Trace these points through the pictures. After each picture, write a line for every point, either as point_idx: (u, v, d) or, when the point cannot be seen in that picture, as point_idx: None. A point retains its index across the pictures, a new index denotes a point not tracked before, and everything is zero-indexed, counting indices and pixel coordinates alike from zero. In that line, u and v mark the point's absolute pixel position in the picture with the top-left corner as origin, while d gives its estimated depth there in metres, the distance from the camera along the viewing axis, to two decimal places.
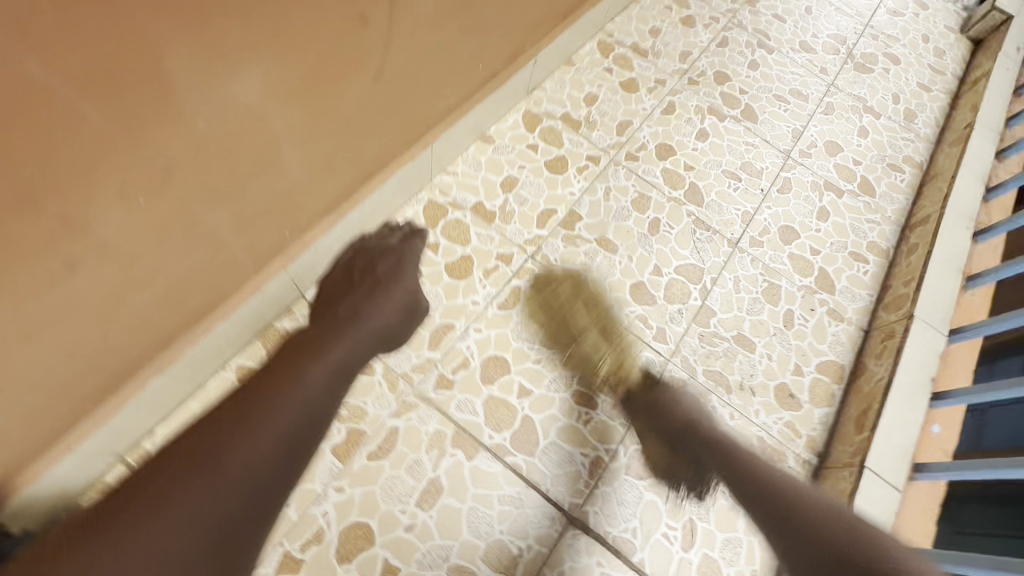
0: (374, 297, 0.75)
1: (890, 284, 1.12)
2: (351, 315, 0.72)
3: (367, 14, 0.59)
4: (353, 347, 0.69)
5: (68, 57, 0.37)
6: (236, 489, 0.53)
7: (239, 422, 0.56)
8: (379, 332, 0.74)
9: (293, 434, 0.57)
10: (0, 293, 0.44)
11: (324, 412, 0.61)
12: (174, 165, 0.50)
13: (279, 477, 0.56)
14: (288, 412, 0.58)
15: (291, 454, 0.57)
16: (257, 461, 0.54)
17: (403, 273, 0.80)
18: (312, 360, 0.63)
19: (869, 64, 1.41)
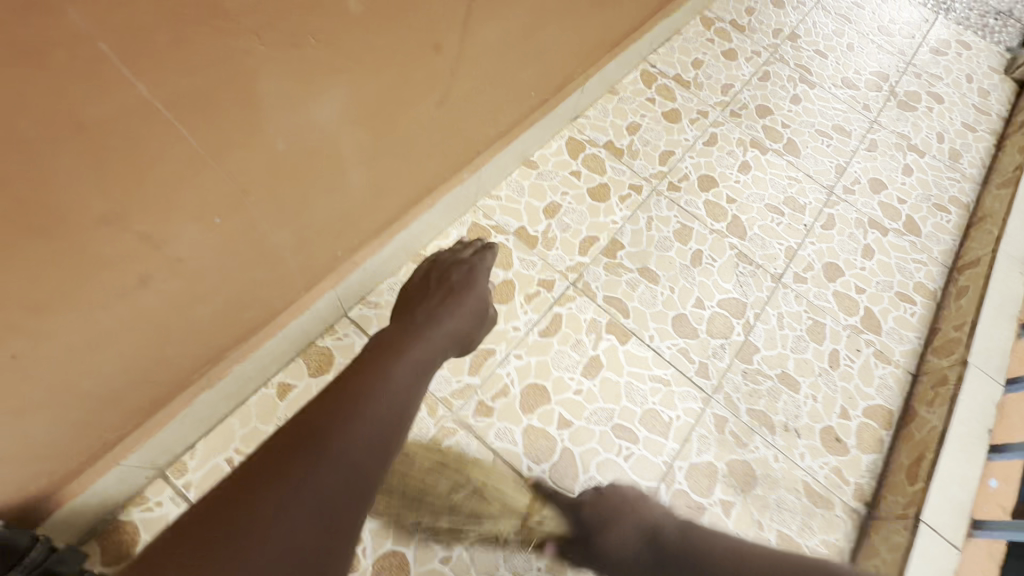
0: (449, 302, 0.74)
1: (938, 327, 1.08)
2: (430, 318, 0.71)
3: (440, 42, 0.59)
4: (433, 345, 0.67)
5: (177, 82, 0.37)
6: (338, 475, 0.47)
7: (338, 411, 0.51)
8: (454, 336, 0.73)
9: (388, 424, 0.53)
10: (77, 306, 0.44)
11: (411, 411, 0.58)
12: (250, 183, 0.50)
13: (377, 468, 0.50)
14: (384, 403, 0.54)
15: (387, 447, 0.52)
16: (358, 448, 0.50)
17: (475, 280, 0.78)
18: (400, 358, 0.61)
19: (912, 102, 1.40)
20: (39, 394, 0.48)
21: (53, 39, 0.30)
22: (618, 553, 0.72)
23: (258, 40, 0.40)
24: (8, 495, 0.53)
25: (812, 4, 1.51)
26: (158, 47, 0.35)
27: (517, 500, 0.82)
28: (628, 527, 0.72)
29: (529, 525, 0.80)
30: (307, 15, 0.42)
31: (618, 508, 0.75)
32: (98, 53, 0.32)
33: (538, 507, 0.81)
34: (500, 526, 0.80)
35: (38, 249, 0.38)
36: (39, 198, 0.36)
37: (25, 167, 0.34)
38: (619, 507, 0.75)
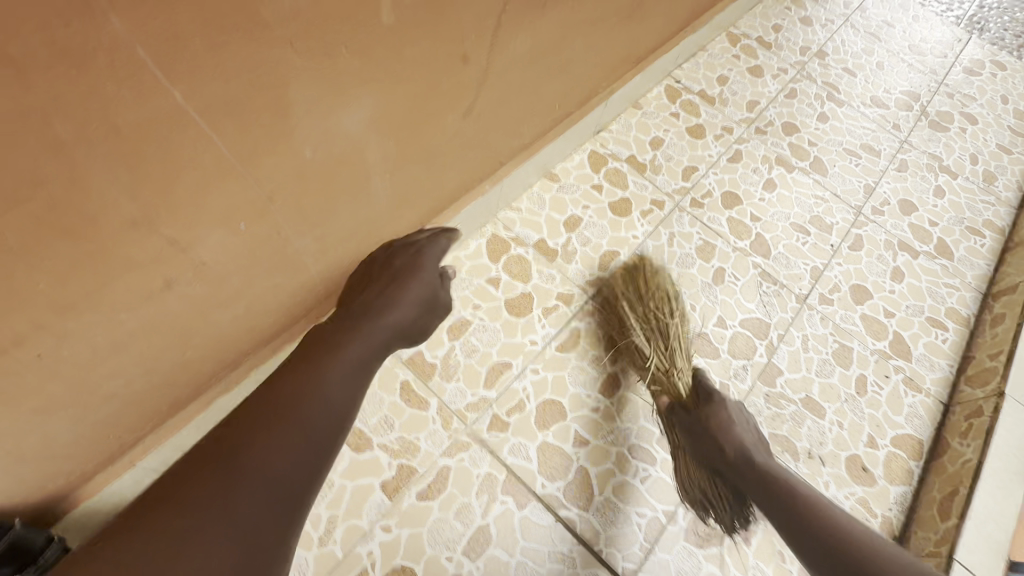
0: (391, 293, 0.68)
1: (971, 354, 1.04)
2: (368, 312, 0.66)
3: (469, 54, 0.59)
4: (373, 341, 0.64)
5: (210, 87, 0.37)
6: (259, 494, 0.49)
7: (255, 428, 0.52)
8: (399, 327, 0.68)
9: (318, 433, 0.54)
10: (99, 307, 0.44)
11: (346, 416, 0.58)
12: (276, 190, 0.50)
13: (303, 480, 0.52)
14: (308, 413, 0.54)
15: (315, 456, 0.53)
16: (278, 461, 0.51)
17: (424, 266, 0.72)
18: (329, 361, 0.59)
19: (944, 122, 1.36)
20: (59, 394, 0.48)
21: (91, 42, 0.30)
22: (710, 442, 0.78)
23: (291, 48, 0.40)
24: (23, 495, 0.53)
25: (840, 22, 1.49)
26: (194, 53, 0.35)
27: (678, 360, 0.87)
28: (731, 435, 0.77)
29: (672, 375, 0.86)
30: (341, 25, 0.42)
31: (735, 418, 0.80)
32: (135, 57, 0.32)
33: (688, 370, 0.87)
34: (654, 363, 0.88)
35: (65, 250, 0.38)
36: (70, 199, 0.36)
37: (57, 168, 0.34)
38: (733, 420, 0.80)
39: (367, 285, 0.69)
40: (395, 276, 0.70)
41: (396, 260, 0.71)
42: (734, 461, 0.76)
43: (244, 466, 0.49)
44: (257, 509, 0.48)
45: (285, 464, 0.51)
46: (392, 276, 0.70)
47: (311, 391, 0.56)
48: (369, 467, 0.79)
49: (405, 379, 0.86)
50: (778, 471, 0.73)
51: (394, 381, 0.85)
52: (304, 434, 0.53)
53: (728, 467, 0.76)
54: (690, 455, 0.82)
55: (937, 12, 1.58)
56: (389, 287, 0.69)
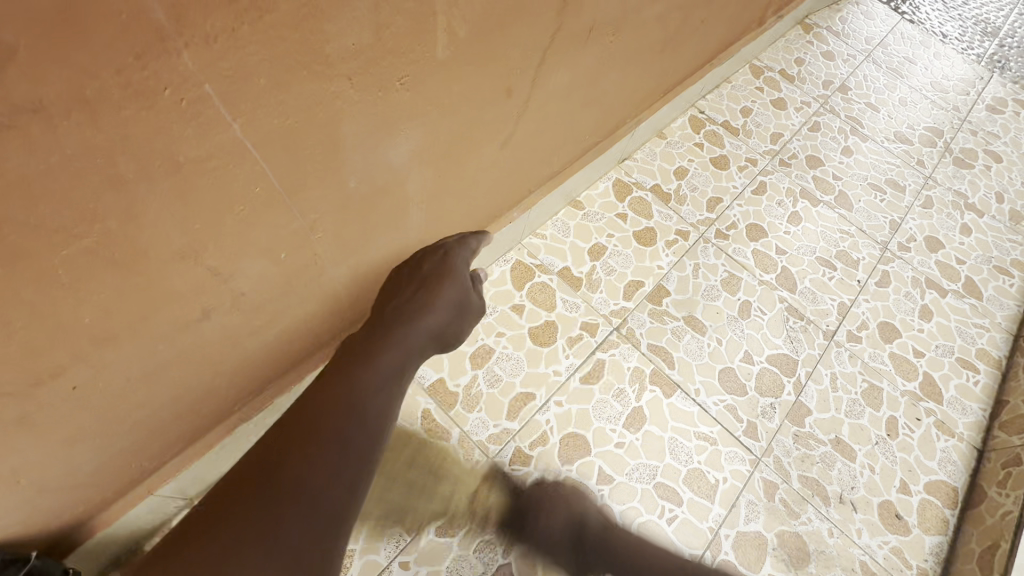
0: (422, 299, 0.65)
1: (1006, 400, 1.00)
2: (399, 320, 0.64)
3: (512, 87, 0.59)
4: (406, 350, 0.63)
5: (267, 121, 0.37)
6: (299, 513, 0.50)
7: (295, 445, 0.52)
8: (431, 336, 0.66)
9: (357, 448, 0.55)
10: (138, 336, 0.43)
11: (383, 427, 0.58)
12: (317, 221, 0.49)
13: (343, 496, 0.53)
14: (347, 426, 0.55)
15: (354, 470, 0.54)
16: (319, 477, 0.52)
17: (453, 270, 0.67)
18: (364, 374, 0.58)
19: (968, 159, 1.35)
20: (88, 425, 0.46)
21: (162, 81, 0.30)
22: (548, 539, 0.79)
23: (349, 83, 0.40)
24: (46, 522, 0.52)
25: (862, 57, 1.50)
26: (257, 89, 0.34)
27: (470, 474, 0.81)
28: (559, 509, 0.80)
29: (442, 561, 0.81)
30: (398, 60, 0.42)
31: (555, 495, 0.81)
32: (202, 94, 0.32)
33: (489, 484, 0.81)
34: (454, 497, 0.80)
35: (113, 282, 0.37)
36: (124, 233, 0.35)
37: (115, 204, 0.33)
38: (555, 494, 0.81)
39: (396, 290, 0.66)
40: (425, 281, 0.66)
41: (427, 263, 0.67)
42: (569, 534, 0.79)
43: (283, 487, 0.50)
44: (299, 529, 0.50)
45: (323, 480, 0.52)
46: (423, 283, 0.66)
47: (347, 404, 0.56)
48: (388, 499, 0.77)
49: (427, 408, 0.84)
50: (607, 514, 0.81)
51: (417, 411, 0.84)
52: (343, 451, 0.54)
53: (570, 532, 0.79)
54: (534, 556, 0.78)
55: (958, 49, 1.58)
56: (420, 292, 0.65)
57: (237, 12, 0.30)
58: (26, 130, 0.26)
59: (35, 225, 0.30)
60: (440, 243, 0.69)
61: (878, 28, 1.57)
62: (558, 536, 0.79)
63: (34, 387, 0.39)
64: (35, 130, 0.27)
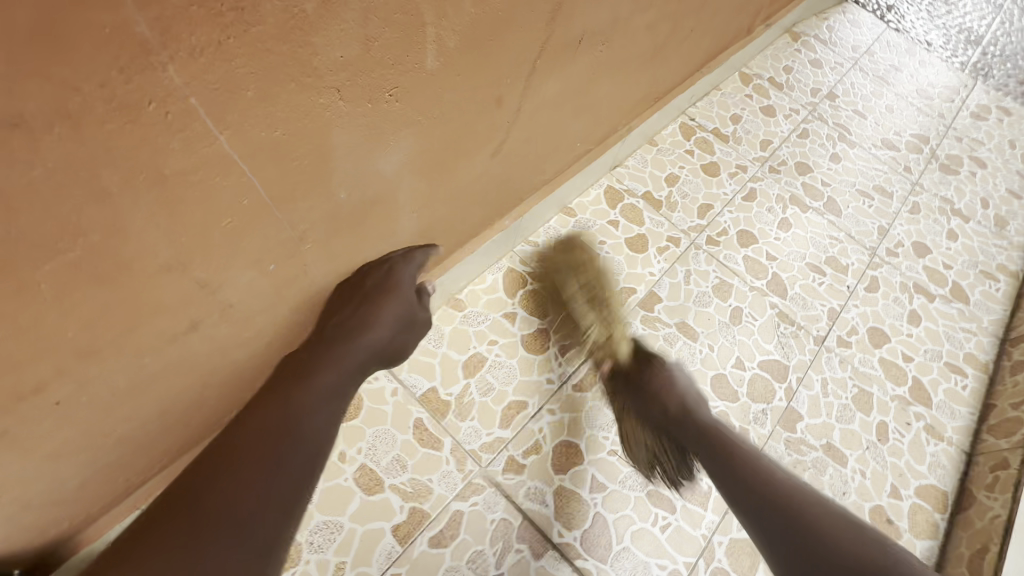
0: (364, 315, 0.61)
1: (993, 403, 1.02)
2: (337, 341, 0.60)
3: (503, 96, 0.59)
4: (348, 367, 0.59)
5: (254, 133, 0.36)
6: (226, 540, 0.47)
7: (221, 469, 0.50)
8: (375, 351, 0.62)
9: (291, 468, 0.52)
10: (123, 349, 0.42)
11: (321, 446, 0.55)
12: (307, 231, 0.49)
13: (276, 521, 0.50)
14: (279, 446, 0.52)
15: (286, 493, 0.51)
16: (246, 501, 0.49)
17: (396, 286, 0.62)
18: (296, 397, 0.55)
19: (954, 166, 1.37)
20: (72, 439, 0.45)
21: (147, 95, 0.29)
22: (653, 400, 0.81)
23: (338, 94, 0.40)
24: (26, 541, 0.50)
25: (849, 65, 1.52)
26: (245, 101, 0.34)
27: (615, 328, 0.90)
28: (675, 390, 0.81)
29: None
30: (387, 72, 0.42)
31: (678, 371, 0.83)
32: (188, 107, 0.31)
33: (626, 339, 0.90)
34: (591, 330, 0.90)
35: (98, 295, 0.37)
36: (109, 246, 0.34)
37: (99, 217, 0.32)
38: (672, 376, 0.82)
39: (336, 307, 0.61)
40: (367, 296, 0.61)
41: (369, 278, 0.62)
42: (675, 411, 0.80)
43: (210, 513, 0.48)
44: (223, 559, 0.46)
45: (250, 503, 0.49)
46: (366, 298, 0.61)
47: (277, 427, 0.53)
48: (379, 510, 0.77)
49: (420, 417, 0.84)
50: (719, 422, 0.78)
51: (408, 419, 0.83)
52: (273, 474, 0.51)
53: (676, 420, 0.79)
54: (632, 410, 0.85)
55: (942, 57, 1.61)
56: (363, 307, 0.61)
57: (224, 25, 0.30)
58: (7, 144, 0.26)
59: (16, 239, 0.30)
60: (385, 257, 0.63)
61: (864, 36, 1.59)
62: (660, 404, 0.80)
63: (16, 402, 0.38)
64: (16, 144, 0.26)
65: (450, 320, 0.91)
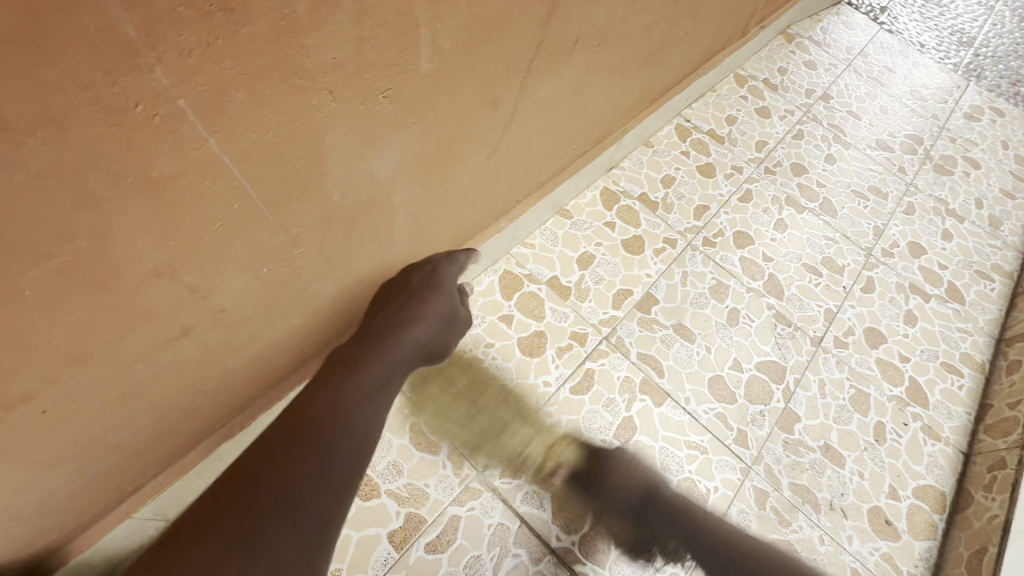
0: (411, 310, 0.66)
1: (990, 403, 1.02)
2: (387, 333, 0.64)
3: (498, 98, 0.59)
4: (396, 358, 0.63)
5: (244, 135, 0.36)
6: (283, 519, 0.49)
7: (279, 450, 0.51)
8: (421, 346, 0.66)
9: (343, 453, 0.54)
10: (115, 355, 0.42)
11: (369, 434, 0.57)
12: (301, 236, 0.48)
13: (329, 503, 0.52)
14: (334, 431, 0.54)
15: (339, 477, 0.53)
16: (301, 482, 0.51)
17: (440, 284, 0.69)
18: (348, 384, 0.58)
19: (948, 166, 1.38)
20: (62, 447, 0.45)
21: (134, 97, 0.29)
22: (617, 497, 0.79)
23: (331, 97, 0.39)
24: (17, 550, 0.50)
25: (843, 66, 1.52)
26: (235, 104, 0.33)
27: (552, 433, 0.86)
28: (629, 477, 0.79)
29: None
30: (380, 74, 0.41)
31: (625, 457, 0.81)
32: (176, 110, 0.31)
33: (568, 444, 0.85)
34: (525, 443, 0.84)
35: (88, 302, 0.36)
36: (96, 251, 0.34)
37: (86, 222, 0.32)
38: (623, 461, 0.81)
39: (384, 303, 0.66)
40: (413, 294, 0.67)
41: (414, 279, 0.68)
42: (638, 501, 0.78)
43: (269, 491, 0.49)
44: (280, 537, 0.48)
45: (307, 485, 0.51)
46: (412, 296, 0.67)
47: (332, 412, 0.55)
48: (375, 517, 0.76)
49: (415, 421, 0.83)
50: (678, 498, 0.79)
51: (404, 424, 0.82)
52: (327, 458, 0.53)
53: (642, 505, 0.78)
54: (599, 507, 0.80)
55: (936, 59, 1.61)
56: (410, 304, 0.66)
57: (212, 26, 0.29)
58: None
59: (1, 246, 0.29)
60: (428, 259, 0.70)
61: (858, 37, 1.60)
62: (624, 497, 0.79)
63: (4, 410, 0.38)
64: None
65: None
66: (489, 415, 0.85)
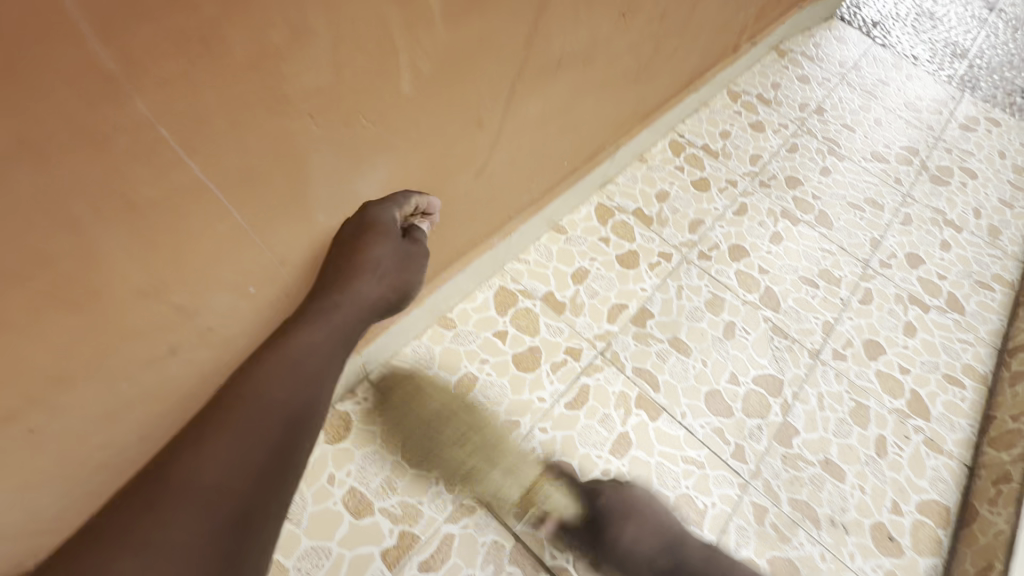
0: (349, 274, 0.53)
1: (993, 415, 1.00)
2: (325, 300, 0.52)
3: (483, 118, 0.60)
4: (337, 322, 0.52)
5: (225, 159, 0.37)
6: (187, 515, 0.41)
7: (186, 443, 0.44)
8: (373, 304, 0.55)
9: (272, 433, 0.46)
10: (99, 374, 0.42)
11: (308, 409, 0.48)
12: (288, 255, 0.50)
13: (252, 492, 0.43)
14: (252, 413, 0.46)
15: (268, 460, 0.45)
16: (209, 473, 0.43)
17: (380, 239, 0.53)
18: (279, 360, 0.48)
19: (944, 177, 1.38)
20: (53, 465, 0.45)
21: (115, 125, 0.30)
22: (635, 557, 0.77)
23: (312, 121, 0.40)
24: None
25: (836, 80, 1.54)
26: (216, 130, 0.35)
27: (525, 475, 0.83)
28: (649, 534, 0.78)
29: None
30: (362, 97, 0.43)
31: (643, 503, 0.80)
32: (157, 137, 0.32)
33: (551, 480, 0.83)
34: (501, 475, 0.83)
35: (72, 322, 0.37)
36: (81, 273, 0.35)
37: (70, 245, 0.33)
38: (639, 508, 0.80)
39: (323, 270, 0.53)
40: (344, 247, 0.53)
41: (343, 229, 0.53)
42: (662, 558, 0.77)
43: (169, 489, 0.42)
44: (183, 537, 0.40)
45: (215, 475, 0.42)
46: (343, 251, 0.53)
47: (250, 394, 0.46)
48: (369, 534, 0.76)
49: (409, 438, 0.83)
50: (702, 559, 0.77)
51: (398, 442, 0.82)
52: (243, 444, 0.44)
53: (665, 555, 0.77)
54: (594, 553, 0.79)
55: (929, 71, 1.63)
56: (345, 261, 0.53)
57: (190, 58, 0.31)
58: None
59: None
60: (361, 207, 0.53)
61: (850, 52, 1.62)
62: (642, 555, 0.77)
63: None
64: None
65: (440, 339, 0.91)
66: (461, 473, 0.81)
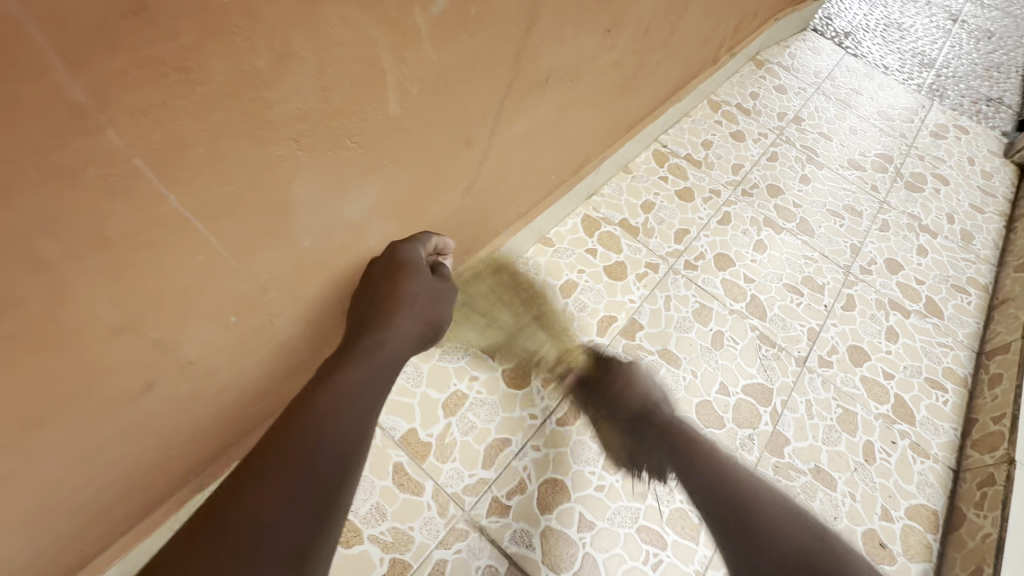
0: (386, 308, 0.57)
1: (975, 417, 1.02)
2: (370, 337, 0.56)
3: (472, 136, 0.59)
4: (381, 359, 0.55)
5: (203, 191, 0.35)
6: (252, 547, 0.42)
7: (249, 473, 0.45)
8: (411, 338, 0.59)
9: (323, 471, 0.47)
10: (71, 416, 0.40)
11: (353, 446, 0.50)
12: (272, 282, 0.48)
13: (307, 527, 0.45)
14: (304, 453, 0.47)
15: (318, 497, 0.46)
16: (272, 510, 0.44)
17: (412, 273, 0.59)
18: (327, 395, 0.50)
19: (918, 183, 1.41)
20: (20, 514, 0.42)
21: (86, 159, 0.28)
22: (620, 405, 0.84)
23: (296, 146, 0.39)
24: None
25: (812, 89, 1.57)
26: (195, 159, 0.33)
27: (560, 343, 0.95)
28: (637, 392, 0.85)
29: None
30: (348, 120, 0.41)
31: (637, 371, 0.89)
32: (131, 168, 0.30)
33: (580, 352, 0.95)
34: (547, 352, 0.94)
35: (41, 364, 0.35)
36: (50, 313, 0.33)
37: (37, 285, 0.31)
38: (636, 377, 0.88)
39: (365, 312, 0.58)
40: (379, 289, 0.58)
41: (374, 267, 0.58)
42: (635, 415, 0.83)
43: (236, 520, 0.43)
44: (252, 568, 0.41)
45: (277, 510, 0.44)
46: (377, 287, 0.58)
47: (303, 431, 0.47)
48: (358, 564, 0.73)
49: (399, 461, 0.80)
50: (675, 421, 0.80)
51: (387, 464, 0.80)
52: (300, 481, 0.46)
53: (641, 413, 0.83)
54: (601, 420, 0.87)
55: (900, 80, 1.67)
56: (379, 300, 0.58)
57: (168, 85, 0.29)
58: None
59: None
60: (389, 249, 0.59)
61: (824, 62, 1.66)
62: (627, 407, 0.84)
63: None
64: None
65: (429, 357, 0.89)
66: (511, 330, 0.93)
